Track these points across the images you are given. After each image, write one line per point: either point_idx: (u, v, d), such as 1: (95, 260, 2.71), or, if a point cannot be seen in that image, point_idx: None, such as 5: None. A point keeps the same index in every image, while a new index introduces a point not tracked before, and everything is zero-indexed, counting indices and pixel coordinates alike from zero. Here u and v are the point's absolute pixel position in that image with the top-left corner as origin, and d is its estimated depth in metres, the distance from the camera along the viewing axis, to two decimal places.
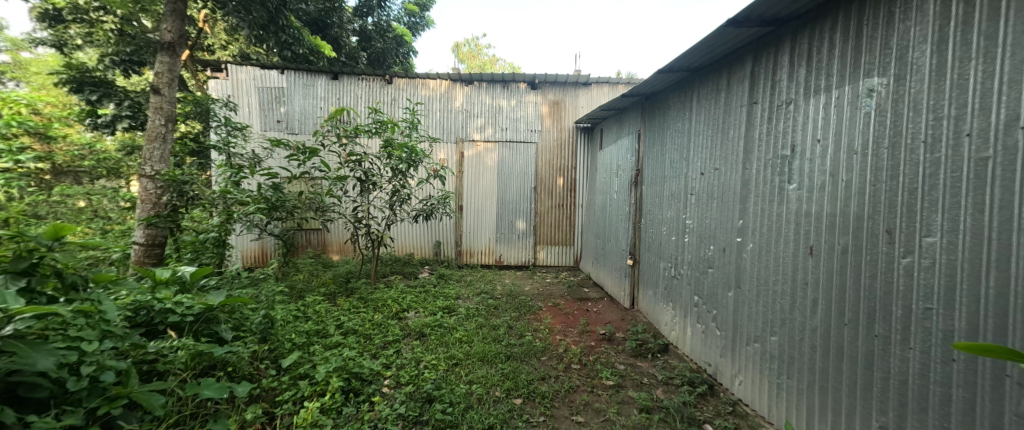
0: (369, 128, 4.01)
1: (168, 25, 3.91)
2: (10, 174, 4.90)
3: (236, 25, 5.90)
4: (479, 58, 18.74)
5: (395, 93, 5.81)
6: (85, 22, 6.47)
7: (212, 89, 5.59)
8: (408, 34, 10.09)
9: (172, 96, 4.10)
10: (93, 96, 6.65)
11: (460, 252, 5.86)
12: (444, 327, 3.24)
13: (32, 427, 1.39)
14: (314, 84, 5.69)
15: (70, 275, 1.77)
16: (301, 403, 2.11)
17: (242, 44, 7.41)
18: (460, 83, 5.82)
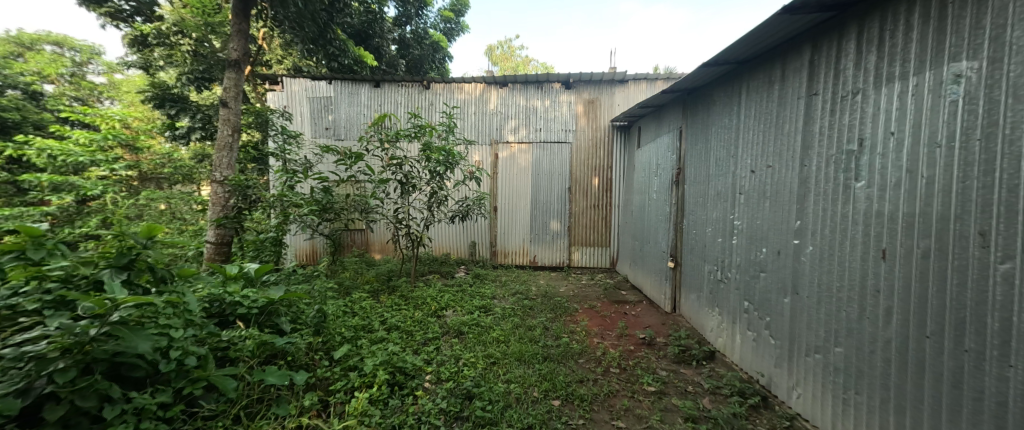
0: (409, 133, 4.17)
1: (235, 44, 4.34)
2: (107, 180, 6.07)
3: (290, 41, 6.41)
4: (513, 59, 18.86)
5: (433, 98, 6.01)
6: (166, 45, 7.22)
7: (271, 100, 6.10)
8: (444, 40, 10.41)
9: (238, 109, 4.53)
10: (173, 111, 7.65)
11: (495, 252, 5.93)
12: (480, 325, 3.30)
13: (134, 401, 1.60)
14: (358, 93, 6.03)
15: (160, 269, 1.96)
16: (351, 393, 2.25)
17: (296, 58, 8.01)
18: (495, 85, 5.90)
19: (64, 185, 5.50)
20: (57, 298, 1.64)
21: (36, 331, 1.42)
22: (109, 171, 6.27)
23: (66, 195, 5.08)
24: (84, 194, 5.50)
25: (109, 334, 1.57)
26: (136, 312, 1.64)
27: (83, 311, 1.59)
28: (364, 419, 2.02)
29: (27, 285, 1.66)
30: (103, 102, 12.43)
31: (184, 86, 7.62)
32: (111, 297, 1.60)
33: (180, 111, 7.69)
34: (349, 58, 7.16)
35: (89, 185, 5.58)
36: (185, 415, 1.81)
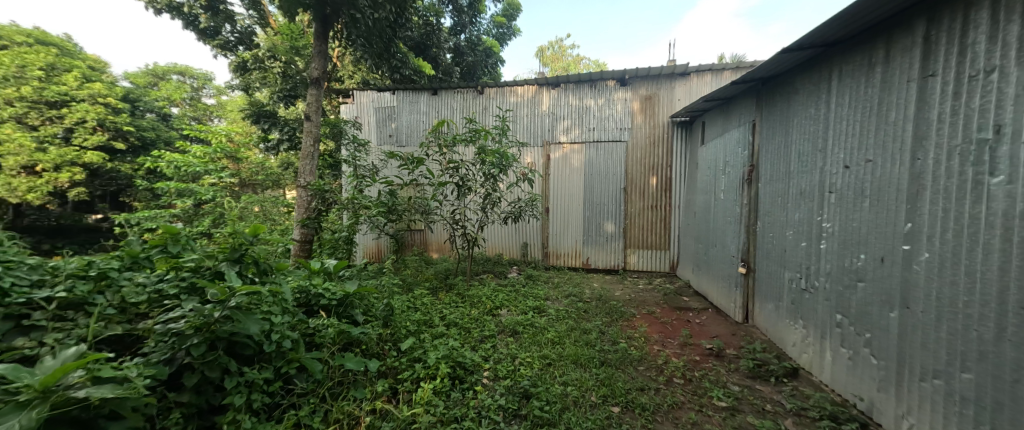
0: (465, 137, 4.32)
1: (315, 64, 4.88)
2: (216, 186, 7.09)
3: (359, 57, 7.00)
4: (565, 59, 18.62)
5: (486, 102, 6.16)
6: (261, 68, 8.32)
7: (345, 112, 6.71)
8: (496, 45, 10.64)
9: (318, 121, 5.06)
10: (265, 125, 8.75)
11: (547, 254, 5.91)
12: (535, 326, 3.32)
13: (246, 375, 1.86)
14: (418, 101, 6.38)
15: (263, 263, 2.21)
16: (417, 383, 2.39)
17: (363, 72, 8.69)
18: (547, 87, 5.89)
19: (185, 191, 6.56)
20: (190, 285, 1.96)
21: (177, 313, 1.70)
22: (218, 179, 7.26)
23: (185, 200, 6.45)
24: (200, 199, 6.42)
25: (227, 317, 1.83)
26: (247, 298, 1.89)
27: (209, 296, 1.86)
28: (430, 408, 2.14)
29: (168, 274, 2.01)
30: (211, 119, 14.51)
31: (274, 103, 8.68)
32: (229, 285, 1.84)
33: (271, 126, 8.60)
34: (409, 69, 7.61)
35: (203, 190, 6.55)
36: (284, 391, 2.08)
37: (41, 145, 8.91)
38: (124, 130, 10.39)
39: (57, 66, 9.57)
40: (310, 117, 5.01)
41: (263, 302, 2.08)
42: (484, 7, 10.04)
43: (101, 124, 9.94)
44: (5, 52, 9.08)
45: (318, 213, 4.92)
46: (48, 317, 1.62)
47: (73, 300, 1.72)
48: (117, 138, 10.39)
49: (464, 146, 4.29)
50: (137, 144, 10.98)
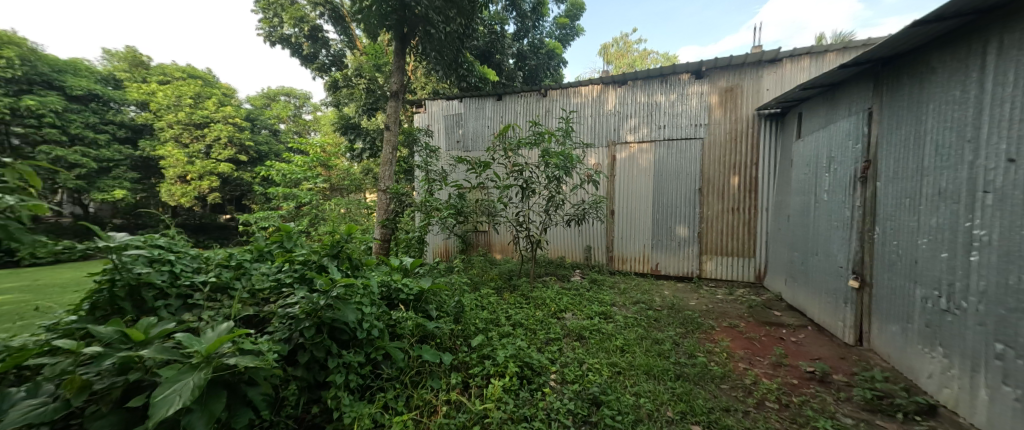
0: (529, 140, 4.36)
1: (395, 79, 5.38)
2: (313, 191, 8.15)
3: (429, 70, 7.48)
4: (630, 55, 17.84)
5: (549, 105, 6.15)
6: (349, 85, 9.32)
7: (419, 121, 7.23)
8: (559, 46, 10.53)
9: (396, 131, 5.58)
10: (351, 136, 9.79)
11: (612, 258, 5.70)
12: (601, 332, 3.22)
13: (343, 358, 2.09)
14: (483, 107, 6.61)
15: (354, 257, 2.46)
16: (488, 379, 2.47)
17: (434, 82, 9.25)
18: (613, 85, 5.69)
19: (290, 196, 7.65)
20: (300, 275, 2.27)
21: (293, 299, 1.98)
22: (314, 184, 8.36)
23: (292, 203, 7.74)
24: (300, 201, 7.75)
25: (330, 304, 2.05)
26: (345, 289, 2.10)
27: (315, 286, 2.13)
28: (501, 405, 2.20)
29: (283, 265, 2.35)
30: (309, 133, 16.62)
31: (359, 116, 9.67)
32: (331, 277, 2.11)
33: (356, 136, 9.41)
34: (475, 77, 7.94)
35: (303, 195, 7.69)
36: (373, 375, 2.29)
37: (190, 159, 11.11)
38: (246, 145, 12.41)
39: (202, 95, 11.80)
40: (390, 127, 5.53)
41: (356, 293, 2.25)
42: (547, 10, 10.06)
43: (231, 140, 11.97)
44: (168, 86, 11.45)
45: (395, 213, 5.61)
46: (204, 298, 2.01)
47: (220, 285, 2.10)
48: (242, 152, 12.46)
49: (528, 149, 4.33)
50: (255, 156, 13.03)
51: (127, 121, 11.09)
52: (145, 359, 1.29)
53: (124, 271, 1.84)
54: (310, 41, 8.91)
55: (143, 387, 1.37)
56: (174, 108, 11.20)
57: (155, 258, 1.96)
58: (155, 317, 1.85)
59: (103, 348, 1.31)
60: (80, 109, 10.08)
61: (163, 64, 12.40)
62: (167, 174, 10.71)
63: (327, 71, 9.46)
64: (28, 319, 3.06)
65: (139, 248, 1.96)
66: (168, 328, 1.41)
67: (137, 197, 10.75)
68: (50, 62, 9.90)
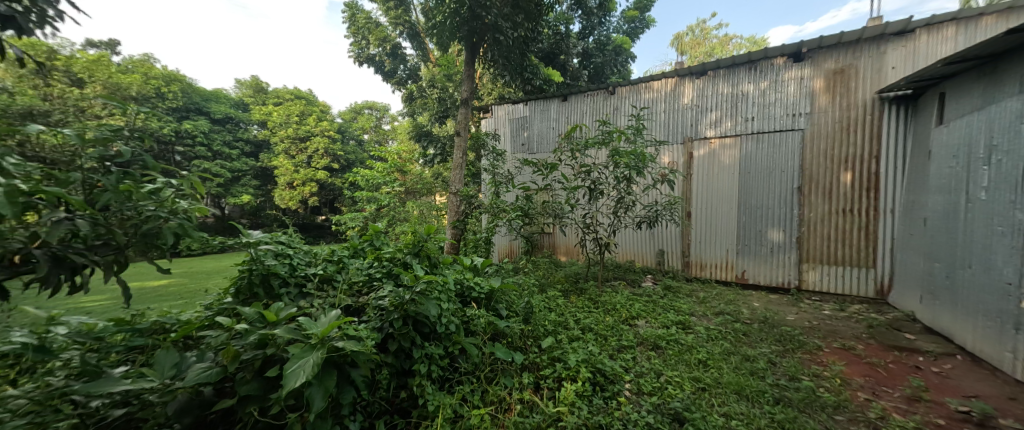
0: (597, 140, 4.24)
1: (466, 87, 5.65)
2: (391, 195, 9.04)
3: (496, 76, 7.72)
4: (708, 42, 16.42)
5: (618, 102, 5.92)
6: (423, 95, 10.00)
7: (486, 126, 7.50)
8: (627, 41, 10.13)
9: (465, 136, 5.84)
10: (424, 143, 10.51)
11: (688, 264, 5.28)
12: (680, 343, 3.01)
13: (427, 350, 2.24)
14: (548, 109, 6.62)
15: (432, 255, 2.63)
16: (559, 382, 2.46)
17: (500, 88, 9.50)
18: (689, 77, 5.30)
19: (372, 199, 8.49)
20: (387, 271, 2.49)
21: (383, 292, 2.17)
22: (392, 189, 9.45)
23: (372, 205, 9.01)
24: (380, 204, 8.87)
25: (414, 298, 2.20)
26: (427, 285, 2.24)
27: (401, 282, 2.31)
28: (574, 410, 2.17)
29: (373, 261, 2.60)
30: (387, 141, 18.11)
31: (431, 124, 10.33)
32: (415, 274, 2.27)
33: (429, 143, 10.05)
34: (540, 79, 7.99)
35: (383, 198, 8.78)
36: (452, 369, 2.41)
37: (296, 169, 12.89)
38: (339, 155, 13.99)
39: (306, 112, 13.61)
40: (460, 133, 5.83)
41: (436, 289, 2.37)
42: (614, 5, 9.74)
43: (327, 151, 13.61)
44: (281, 107, 13.41)
45: (464, 215, 5.94)
46: (314, 287, 2.32)
47: (326, 277, 2.40)
48: (335, 160, 14.07)
49: (596, 148, 4.20)
50: (344, 164, 14.61)
51: (251, 138, 13.38)
52: (278, 339, 1.52)
53: (258, 262, 2.21)
54: (390, 58, 9.88)
55: (275, 361, 1.62)
56: (285, 125, 13.07)
57: (279, 252, 2.31)
58: (279, 302, 2.19)
59: (248, 326, 1.58)
60: (216, 133, 12.48)
61: (277, 88, 14.58)
62: (280, 181, 12.65)
63: (405, 84, 10.35)
64: (185, 299, 3.84)
65: (267, 243, 2.33)
66: (293, 313, 1.64)
67: (257, 202, 12.75)
68: (200, 93, 12.58)
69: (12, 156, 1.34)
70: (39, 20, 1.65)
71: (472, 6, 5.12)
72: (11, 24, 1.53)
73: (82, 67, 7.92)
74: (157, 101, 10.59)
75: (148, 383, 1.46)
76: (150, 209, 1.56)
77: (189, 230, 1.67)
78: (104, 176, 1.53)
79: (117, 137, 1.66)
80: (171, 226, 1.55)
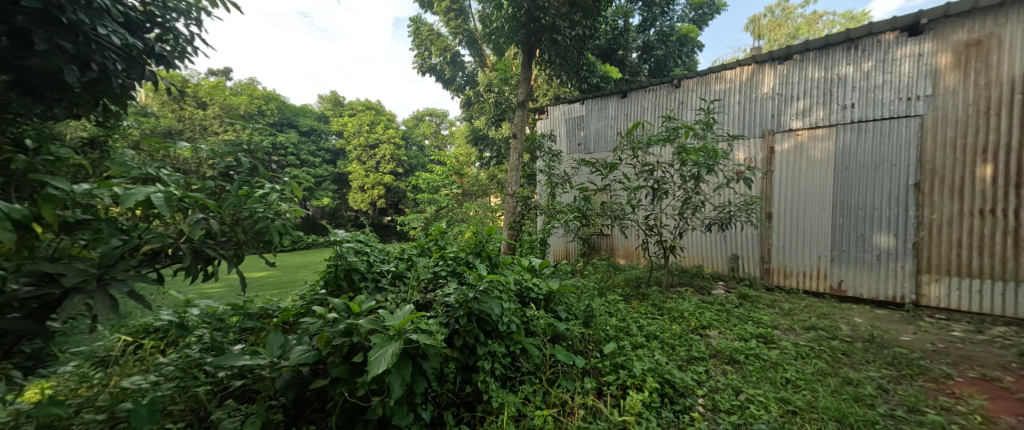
0: (661, 137, 4.01)
1: (523, 90, 5.71)
2: (450, 197, 9.42)
3: (552, 77, 7.70)
4: (790, 23, 14.68)
5: (684, 96, 5.55)
6: (480, 100, 10.30)
7: (542, 127, 7.52)
8: (694, 30, 9.41)
9: (522, 138, 5.89)
10: (481, 146, 10.81)
11: (768, 270, 4.80)
12: (761, 358, 2.73)
13: (490, 349, 2.29)
14: (606, 106, 6.43)
15: (491, 256, 2.71)
16: (624, 390, 2.37)
17: (556, 88, 9.44)
18: (771, 63, 4.81)
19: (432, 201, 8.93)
20: (452, 270, 2.60)
21: (450, 289, 2.27)
22: (450, 191, 9.84)
23: (432, 206, 9.46)
24: (439, 206, 9.29)
25: (477, 298, 2.26)
26: (490, 284, 2.29)
27: (466, 280, 2.40)
28: (641, 421, 2.08)
29: (438, 260, 2.74)
30: (446, 146, 18.92)
31: (488, 128, 10.61)
32: (479, 273, 2.34)
33: (485, 147, 10.29)
34: (597, 77, 7.80)
35: (442, 200, 9.19)
36: (514, 368, 2.43)
37: (367, 173, 14.03)
38: (403, 160, 14.96)
39: (375, 121, 14.72)
40: (516, 135, 5.88)
41: (498, 288, 2.42)
42: None
43: (393, 156, 14.61)
44: (355, 117, 14.66)
45: (520, 216, 5.99)
46: (388, 282, 2.51)
47: (398, 274, 2.58)
48: (399, 165, 15.06)
49: (660, 146, 3.97)
50: (407, 168, 15.59)
51: (330, 147, 14.93)
52: (361, 328, 1.66)
53: (343, 258, 2.46)
54: (450, 66, 10.61)
55: (359, 348, 1.78)
56: (358, 134, 14.28)
57: (358, 250, 2.54)
58: (359, 295, 2.39)
59: (337, 315, 1.75)
60: (305, 143, 14.13)
61: (352, 101, 16.02)
62: (354, 184, 13.91)
63: (463, 90, 11.01)
64: (275, 290, 4.36)
65: (348, 241, 2.56)
66: (373, 305, 1.79)
67: (335, 203, 14.12)
68: (290, 109, 14.34)
69: (166, 169, 1.69)
70: (178, 55, 2.02)
71: (530, 9, 5.16)
72: (162, 60, 1.89)
73: (205, 92, 9.70)
74: (258, 117, 12.25)
75: (261, 360, 1.72)
76: (259, 210, 1.81)
77: (287, 228, 1.89)
78: (230, 183, 1.81)
79: (235, 150, 1.96)
80: (276, 225, 1.80)
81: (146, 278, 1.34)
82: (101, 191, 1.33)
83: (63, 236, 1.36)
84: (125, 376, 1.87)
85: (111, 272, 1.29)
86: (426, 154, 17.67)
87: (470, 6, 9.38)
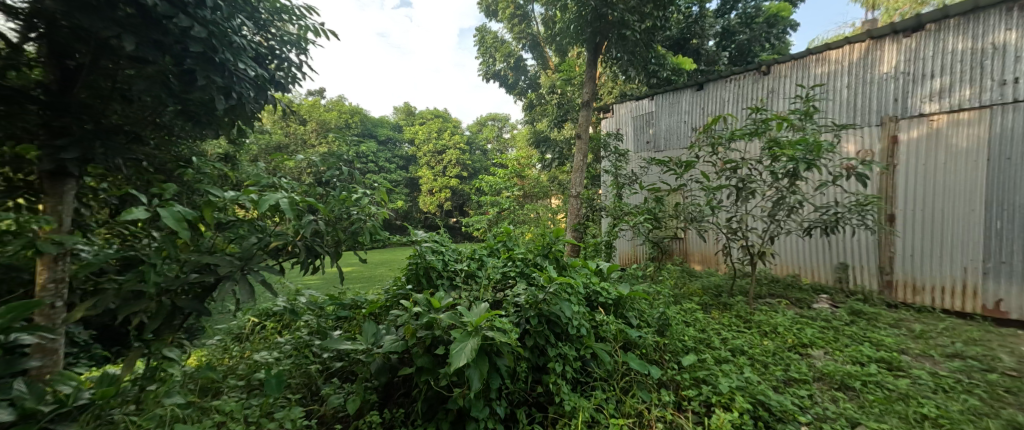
0: (746, 130, 3.61)
1: (588, 89, 5.58)
2: (511, 199, 9.59)
3: (617, 73, 7.43)
4: None
5: (775, 84, 4.95)
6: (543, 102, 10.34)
7: (608, 126, 7.28)
8: (787, 7, 8.21)
9: (586, 138, 5.74)
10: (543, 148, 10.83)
11: (890, 284, 4.06)
12: (880, 386, 2.32)
13: (561, 352, 2.28)
14: (679, 101, 6.00)
15: (558, 258, 2.70)
16: (708, 407, 2.19)
17: (622, 85, 9.10)
18: (892, 37, 4.08)
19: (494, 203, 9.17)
20: (521, 271, 2.63)
21: (520, 289, 2.30)
22: (512, 193, 10.02)
23: (494, 208, 9.72)
24: (501, 208, 9.51)
25: (547, 299, 2.26)
26: (560, 286, 2.28)
27: (536, 282, 2.42)
28: None
29: (507, 260, 2.80)
30: (509, 149, 19.31)
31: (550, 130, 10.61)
32: (549, 274, 2.34)
33: (547, 148, 9.94)
34: (667, 70, 7.35)
35: (504, 202, 9.40)
36: (585, 373, 2.38)
37: (435, 177, 14.95)
38: (468, 164, 15.62)
39: (442, 128, 15.82)
40: (581, 135, 5.77)
41: (569, 291, 2.40)
42: None
43: (460, 161, 15.33)
44: (425, 126, 15.82)
45: (585, 218, 5.87)
46: (461, 280, 2.63)
47: (470, 273, 2.68)
48: (464, 169, 15.74)
49: (746, 141, 3.56)
50: (472, 171, 16.22)
51: (404, 154, 16.45)
52: (442, 322, 1.77)
53: (422, 257, 2.66)
54: (513, 71, 10.87)
55: (441, 341, 1.90)
56: (428, 141, 15.49)
57: (435, 249, 2.71)
58: (436, 292, 2.55)
59: (421, 309, 1.89)
60: (381, 152, 15.70)
61: (423, 110, 17.18)
62: (424, 188, 14.86)
63: (525, 93, 11.18)
64: (355, 285, 4.85)
65: (425, 241, 2.74)
66: (452, 301, 1.88)
67: (408, 206, 15.21)
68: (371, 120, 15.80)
69: (283, 177, 1.98)
70: (290, 80, 2.36)
71: (597, 6, 5.02)
72: (280, 85, 2.26)
73: (304, 110, 11.13)
74: (345, 130, 13.71)
75: (359, 346, 1.93)
76: (354, 212, 2.04)
77: (375, 228, 2.09)
78: (331, 189, 2.06)
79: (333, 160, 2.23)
80: (367, 226, 2.01)
81: (273, 269, 1.59)
82: (242, 197, 1.58)
83: (216, 233, 1.68)
84: (254, 352, 2.23)
85: (250, 264, 1.55)
86: (489, 157, 18.19)
87: (533, 10, 9.53)
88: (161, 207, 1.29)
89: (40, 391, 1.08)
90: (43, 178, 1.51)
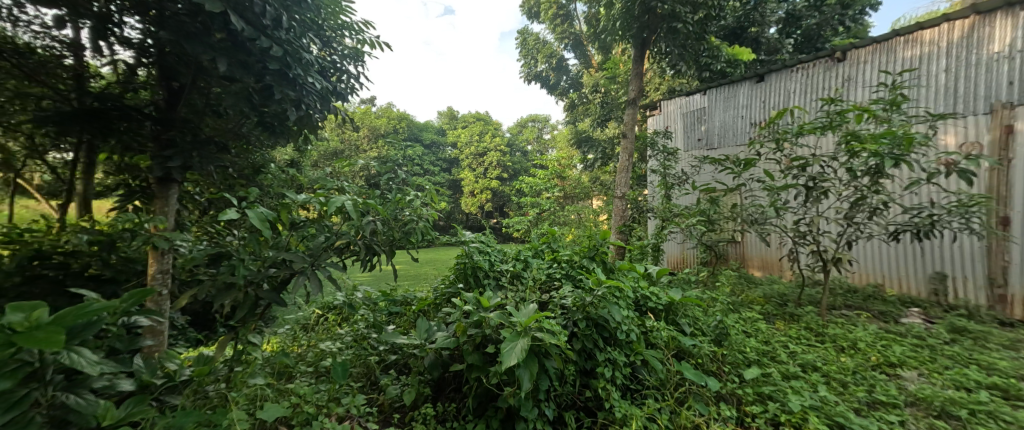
0: (817, 124, 3.27)
1: (635, 86, 5.38)
2: (551, 200, 9.52)
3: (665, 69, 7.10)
4: None
5: (852, 71, 4.45)
6: (585, 101, 10.16)
7: (655, 124, 6.97)
8: None
9: (632, 137, 5.48)
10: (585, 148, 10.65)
11: (1004, 298, 3.48)
12: (991, 417, 2.00)
13: (611, 357, 2.21)
14: (736, 95, 5.60)
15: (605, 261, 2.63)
16: (775, 425, 2.02)
17: (670, 81, 8.69)
18: (1006, 11, 3.49)
19: None
20: (566, 273, 2.59)
21: (567, 291, 2.26)
22: (552, 194, 9.95)
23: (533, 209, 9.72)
24: (541, 209, 9.47)
25: (596, 302, 2.21)
26: (609, 289, 2.22)
27: (582, 284, 2.37)
28: None
29: (551, 262, 2.77)
30: (549, 149, 19.19)
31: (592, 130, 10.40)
32: (597, 277, 2.28)
33: (588, 148, 9.74)
34: (721, 63, 6.89)
35: (544, 203, 9.37)
36: (635, 380, 2.30)
37: (477, 179, 15.30)
38: (508, 165, 15.78)
39: (484, 131, 16.13)
40: (627, 134, 5.56)
41: (617, 295, 2.33)
42: None
43: (501, 162, 15.55)
44: (467, 129, 16.27)
45: (631, 219, 5.69)
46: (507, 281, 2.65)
47: (516, 274, 2.69)
48: (505, 170, 15.91)
49: (817, 135, 3.22)
50: (512, 173, 16.33)
51: (447, 156, 16.98)
52: (492, 322, 1.79)
53: (469, 256, 2.71)
54: (555, 72, 10.94)
55: (491, 340, 1.93)
56: (469, 144, 15.91)
57: (481, 250, 2.76)
58: (483, 292, 2.59)
59: (471, 308, 1.93)
60: (426, 155, 16.31)
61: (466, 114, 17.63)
62: (466, 190, 15.22)
63: (567, 93, 11.06)
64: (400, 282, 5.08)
65: (472, 241, 2.80)
66: (500, 301, 1.89)
67: (452, 207, 15.64)
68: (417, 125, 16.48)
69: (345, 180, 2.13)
70: (350, 90, 2.53)
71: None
72: (342, 95, 2.43)
73: (356, 118, 11.86)
74: (393, 135, 14.41)
75: (413, 340, 2.01)
76: (407, 214, 2.15)
77: (426, 228, 2.19)
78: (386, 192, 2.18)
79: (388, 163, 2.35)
80: (418, 227, 2.10)
81: (338, 266, 1.72)
82: (312, 199, 1.73)
83: (290, 232, 1.84)
84: (319, 342, 2.41)
85: (319, 261, 1.68)
86: (530, 158, 18.23)
87: (575, 9, 9.41)
88: (248, 208, 1.44)
89: (154, 366, 1.27)
90: (153, 183, 1.76)
